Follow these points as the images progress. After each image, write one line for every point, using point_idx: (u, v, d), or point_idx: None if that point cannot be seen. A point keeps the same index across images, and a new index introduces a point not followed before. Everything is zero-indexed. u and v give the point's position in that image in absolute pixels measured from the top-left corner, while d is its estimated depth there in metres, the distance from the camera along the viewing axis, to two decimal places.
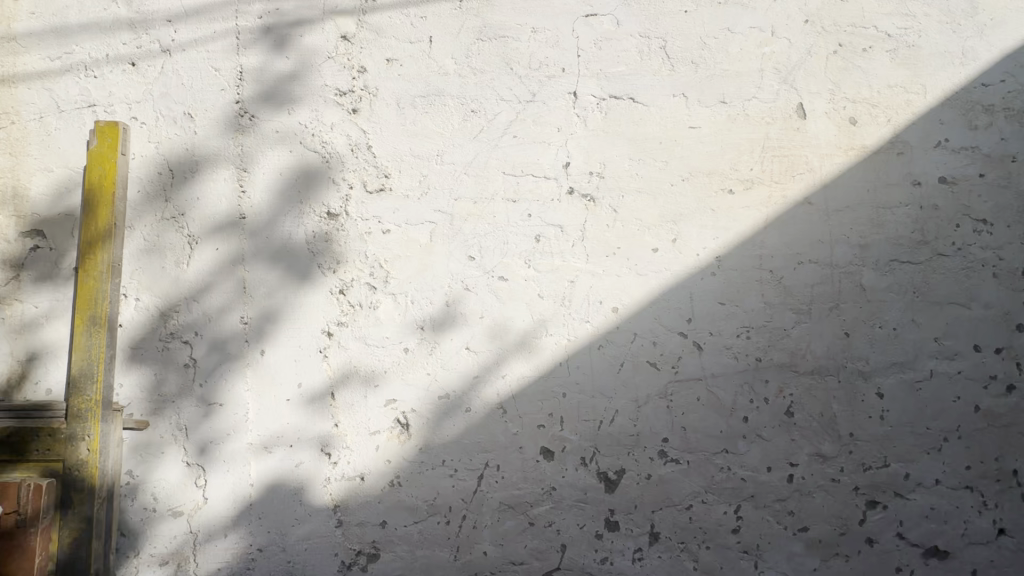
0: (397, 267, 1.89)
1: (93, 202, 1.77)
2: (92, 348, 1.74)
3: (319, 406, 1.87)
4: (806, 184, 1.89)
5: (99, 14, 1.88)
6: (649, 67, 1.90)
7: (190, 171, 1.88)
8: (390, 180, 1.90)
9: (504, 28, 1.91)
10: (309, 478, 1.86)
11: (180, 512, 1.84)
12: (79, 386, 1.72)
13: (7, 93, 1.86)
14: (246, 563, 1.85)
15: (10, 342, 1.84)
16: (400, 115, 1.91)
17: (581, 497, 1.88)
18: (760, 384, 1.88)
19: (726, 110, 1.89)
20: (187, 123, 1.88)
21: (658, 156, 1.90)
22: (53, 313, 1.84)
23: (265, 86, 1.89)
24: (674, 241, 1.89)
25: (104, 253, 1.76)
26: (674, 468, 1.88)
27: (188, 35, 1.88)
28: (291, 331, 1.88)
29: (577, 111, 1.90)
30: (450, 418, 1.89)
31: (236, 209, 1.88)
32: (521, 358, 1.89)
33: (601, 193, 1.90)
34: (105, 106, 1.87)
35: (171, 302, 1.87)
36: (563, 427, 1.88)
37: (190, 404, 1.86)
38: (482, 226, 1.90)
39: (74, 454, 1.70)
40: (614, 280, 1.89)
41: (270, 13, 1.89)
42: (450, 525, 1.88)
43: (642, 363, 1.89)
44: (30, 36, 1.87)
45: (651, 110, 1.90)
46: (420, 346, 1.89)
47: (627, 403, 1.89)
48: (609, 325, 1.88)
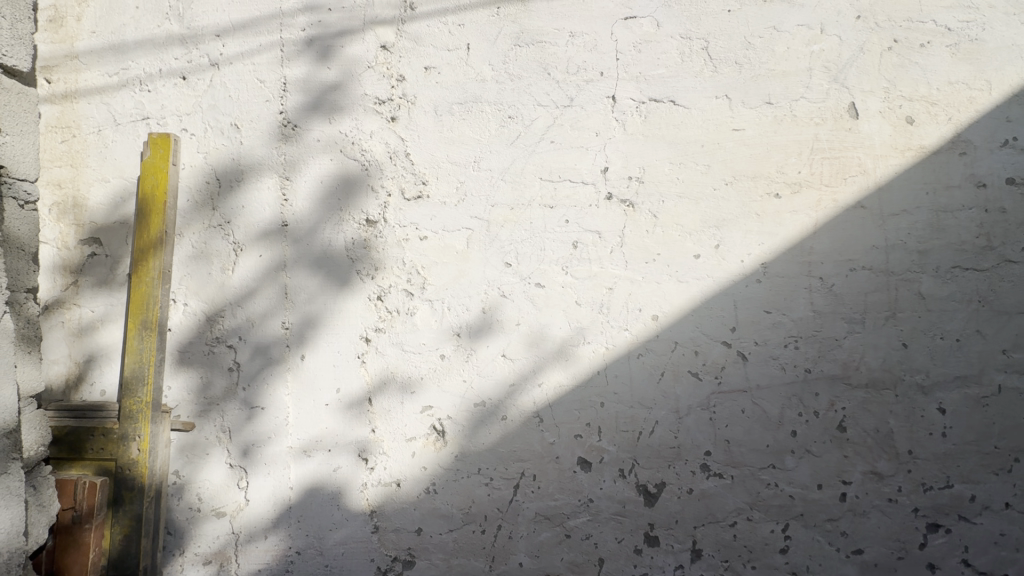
0: (434, 274, 1.90)
1: (146, 210, 1.84)
2: (143, 352, 1.81)
3: (357, 412, 1.89)
4: (859, 187, 1.80)
5: (153, 31, 1.96)
6: (690, 69, 1.85)
7: (236, 180, 1.93)
8: (427, 187, 1.91)
9: (541, 33, 1.89)
10: (346, 483, 1.88)
11: (223, 512, 1.89)
12: (131, 387, 1.79)
13: (69, 108, 1.97)
14: (285, 565, 1.88)
15: (68, 344, 1.92)
16: (438, 122, 1.91)
17: (620, 510, 1.83)
18: (810, 397, 1.79)
19: (772, 111, 1.82)
20: (233, 134, 1.94)
21: (700, 160, 1.84)
22: (108, 317, 1.92)
23: (307, 96, 1.93)
24: (716, 247, 1.83)
25: (156, 259, 1.83)
26: (717, 482, 1.81)
27: (235, 49, 1.95)
28: (331, 336, 1.90)
29: (616, 115, 1.87)
30: (486, 425, 1.87)
31: (279, 217, 1.92)
32: (559, 366, 1.86)
33: (640, 198, 1.85)
34: (158, 119, 1.95)
35: (217, 307, 1.92)
36: (601, 438, 1.84)
37: (233, 407, 1.90)
38: (518, 233, 1.88)
39: (126, 453, 1.76)
40: (654, 288, 1.84)
41: (312, 25, 1.93)
42: (485, 535, 1.86)
43: (683, 372, 1.83)
44: (90, 54, 1.96)
45: (693, 112, 1.85)
46: (457, 353, 1.88)
47: (667, 414, 1.83)
48: (648, 333, 1.84)
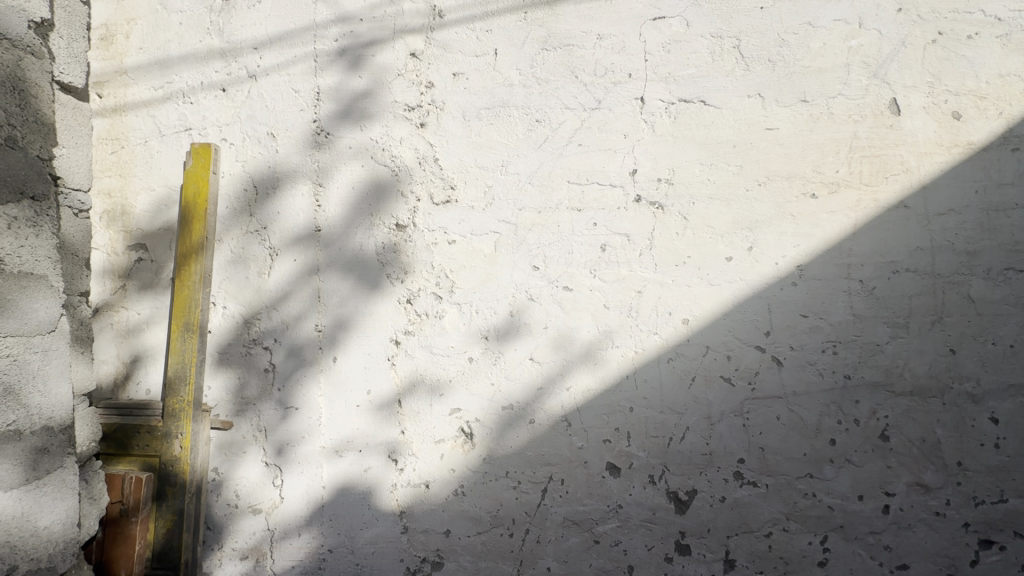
0: (462, 277, 1.91)
1: (189, 216, 1.92)
2: (185, 353, 1.89)
3: (387, 413, 1.92)
4: (901, 186, 1.73)
5: (195, 46, 2.05)
6: (721, 68, 1.82)
7: (272, 187, 2.00)
8: (455, 191, 1.93)
9: (568, 36, 1.89)
10: (377, 483, 1.91)
11: (259, 509, 1.94)
12: (174, 387, 1.87)
13: (119, 121, 2.07)
14: (318, 562, 1.92)
15: (117, 345, 2.02)
16: (466, 127, 1.94)
17: (649, 517, 1.80)
18: (849, 404, 1.73)
19: (808, 109, 1.77)
20: (270, 143, 2.01)
21: (732, 160, 1.80)
22: (153, 319, 2.01)
23: (339, 105, 1.98)
24: (749, 249, 1.78)
25: (197, 264, 1.91)
26: (751, 491, 1.76)
27: (271, 60, 2.01)
28: (362, 339, 1.94)
29: (645, 116, 1.85)
30: (514, 428, 1.87)
31: (313, 222, 1.98)
32: (587, 370, 1.85)
33: (670, 200, 1.83)
34: (200, 130, 2.03)
35: (254, 310, 1.98)
36: (630, 443, 1.82)
37: (269, 407, 1.96)
38: (546, 236, 1.88)
39: (169, 450, 1.84)
40: (685, 291, 1.81)
41: (345, 35, 1.98)
42: (513, 538, 1.86)
43: (715, 378, 1.79)
44: (138, 69, 2.07)
45: (724, 112, 1.81)
46: (485, 356, 1.89)
47: (698, 420, 1.79)
48: (679, 337, 1.80)
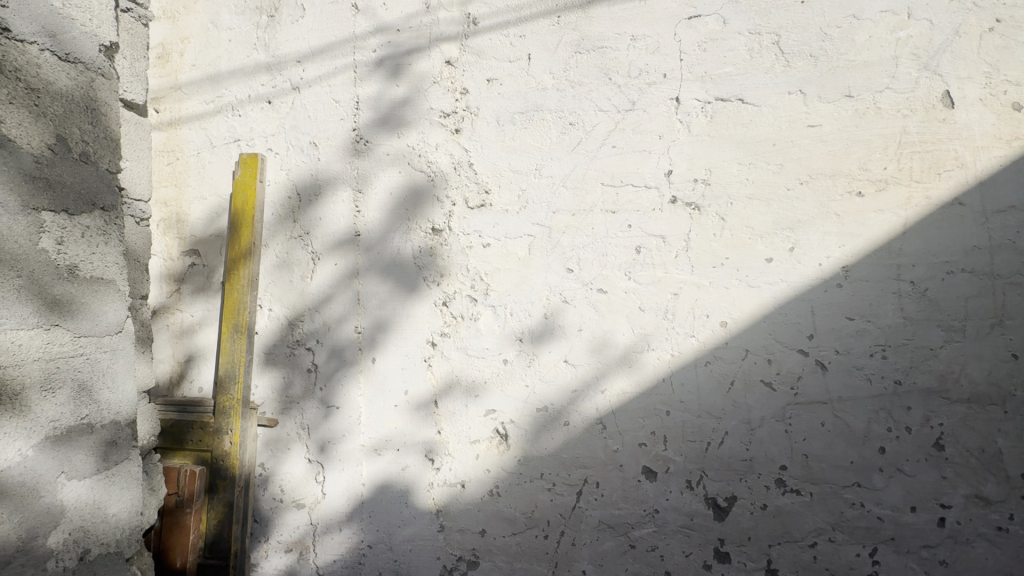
0: (497, 280, 1.94)
1: (238, 223, 2.02)
2: (235, 353, 1.98)
3: (424, 413, 1.96)
4: (956, 183, 1.65)
5: (243, 61, 2.15)
6: (760, 66, 1.78)
7: (314, 194, 2.08)
8: (490, 196, 1.96)
9: (602, 38, 1.89)
10: (414, 481, 1.95)
11: (302, 503, 2.02)
12: (225, 385, 1.97)
13: (174, 134, 2.20)
14: (358, 558, 1.98)
15: (173, 345, 2.15)
16: (500, 132, 1.96)
17: (687, 523, 1.77)
18: (900, 412, 1.65)
19: (852, 104, 1.71)
20: (312, 151, 2.09)
21: (772, 159, 1.76)
22: (205, 321, 2.13)
23: (378, 113, 2.04)
24: (791, 250, 1.73)
25: (246, 268, 2.00)
26: (794, 499, 1.71)
27: (314, 72, 2.10)
28: (400, 340, 1.99)
29: (680, 117, 1.83)
30: (548, 430, 1.88)
31: (353, 227, 2.05)
32: (622, 373, 1.84)
33: (707, 201, 1.80)
34: (248, 140, 2.14)
35: (298, 312, 2.07)
36: (666, 447, 1.80)
37: (312, 406, 2.04)
38: (580, 239, 1.88)
39: (220, 445, 1.93)
40: (723, 293, 1.78)
41: (383, 46, 2.05)
42: (548, 540, 1.86)
43: (755, 382, 1.75)
44: (191, 85, 2.19)
45: (763, 110, 1.78)
46: (519, 358, 1.91)
47: (738, 424, 1.75)
48: (716, 340, 1.77)
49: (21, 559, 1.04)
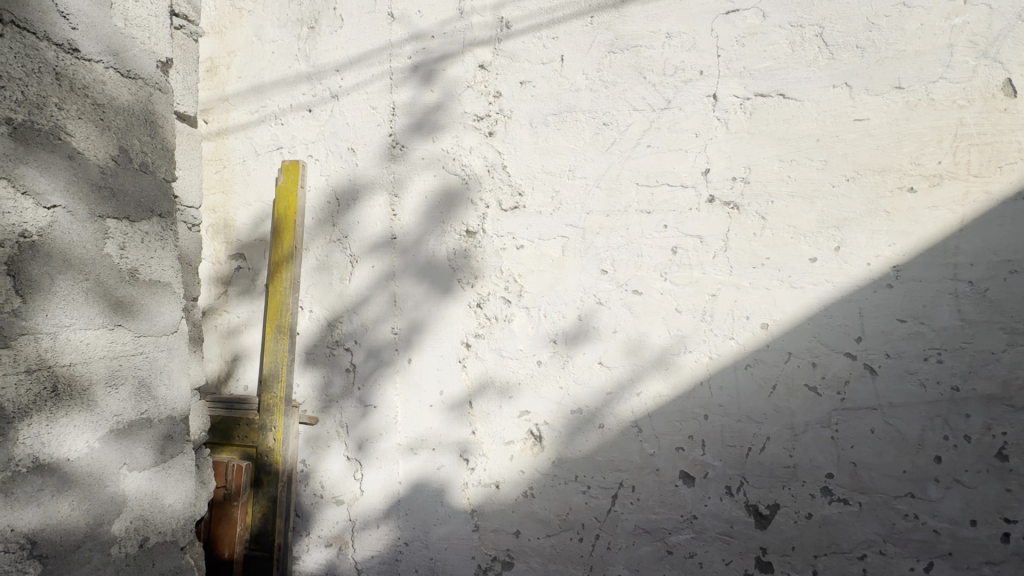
0: (531, 282, 1.94)
1: (281, 228, 2.10)
2: (278, 352, 2.06)
3: (459, 414, 1.98)
4: (1019, 176, 1.55)
5: (286, 72, 2.23)
6: (802, 59, 1.72)
7: (352, 199, 2.14)
8: (523, 198, 1.97)
9: (636, 37, 1.87)
10: (449, 481, 1.98)
11: (342, 500, 2.08)
12: (269, 384, 2.04)
13: (222, 143, 2.31)
14: (395, 555, 2.02)
15: (220, 345, 2.25)
16: (534, 134, 1.97)
17: (727, 530, 1.73)
18: (958, 419, 1.56)
19: (902, 96, 1.63)
20: (350, 157, 2.15)
21: (815, 156, 1.70)
22: (250, 322, 2.22)
23: (413, 118, 2.08)
24: (836, 249, 1.67)
25: (288, 271, 2.08)
26: (842, 509, 1.64)
27: (352, 80, 2.16)
28: (435, 341, 2.02)
29: (717, 114, 1.79)
30: (583, 432, 1.87)
31: (389, 230, 2.09)
32: (658, 375, 1.81)
33: (746, 200, 1.75)
34: (290, 148, 2.22)
35: (337, 314, 2.13)
36: (705, 452, 1.76)
37: (351, 405, 2.09)
38: (614, 240, 1.87)
39: (264, 441, 2.00)
40: (763, 294, 1.72)
41: (418, 52, 2.09)
42: (583, 543, 1.85)
43: (799, 386, 1.69)
44: (237, 96, 2.29)
45: (806, 104, 1.72)
46: (553, 359, 1.90)
47: (780, 430, 1.70)
48: (757, 342, 1.72)
49: (90, 544, 1.11)
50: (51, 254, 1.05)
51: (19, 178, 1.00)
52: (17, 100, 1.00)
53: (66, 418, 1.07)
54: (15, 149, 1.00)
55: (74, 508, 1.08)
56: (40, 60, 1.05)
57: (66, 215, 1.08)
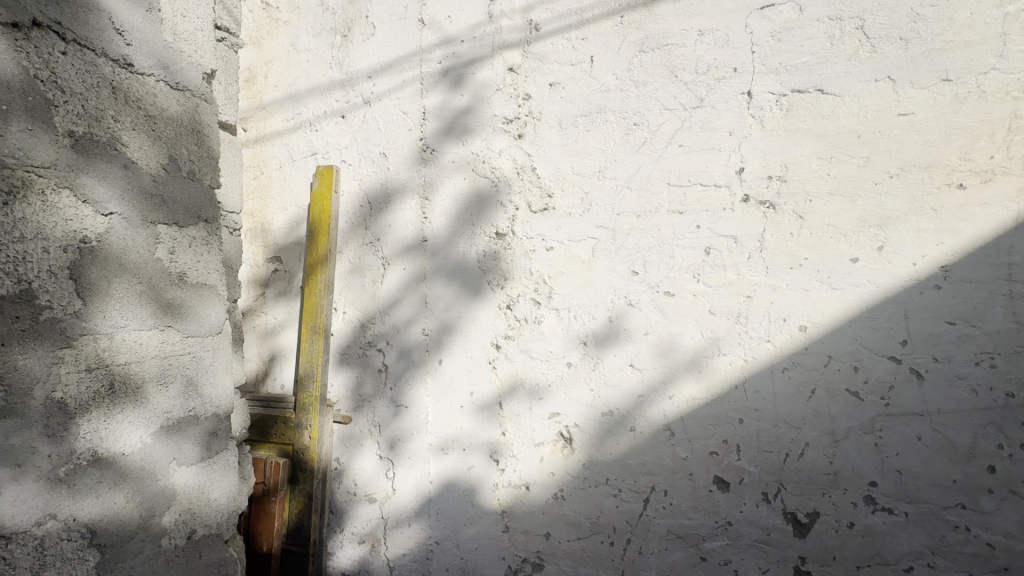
0: (560, 283, 1.94)
1: (315, 232, 2.16)
2: (314, 352, 2.11)
3: (489, 415, 1.99)
4: None
5: (320, 79, 2.30)
6: (842, 53, 1.67)
7: (384, 202, 2.18)
8: (553, 199, 1.97)
9: (667, 36, 1.85)
10: (479, 481, 1.99)
11: (374, 498, 2.12)
12: (304, 383, 2.10)
13: (259, 150, 2.38)
14: (426, 553, 2.05)
15: (258, 345, 2.32)
16: (563, 136, 1.97)
17: (763, 538, 1.69)
18: (1013, 427, 1.49)
19: (950, 89, 1.57)
20: (382, 161, 2.19)
21: (856, 153, 1.65)
22: (286, 323, 2.28)
23: (443, 122, 2.11)
24: (879, 249, 1.61)
25: (322, 273, 2.13)
26: (886, 519, 1.58)
27: (383, 86, 2.20)
28: (465, 342, 2.04)
29: (752, 111, 1.75)
30: (614, 435, 1.85)
31: (420, 233, 2.12)
32: (691, 378, 1.78)
33: (782, 199, 1.71)
34: (324, 154, 2.28)
35: (369, 315, 2.17)
36: (740, 457, 1.72)
37: (383, 405, 2.13)
38: (645, 240, 1.85)
39: (300, 439, 2.06)
40: (801, 295, 1.68)
41: (448, 57, 2.11)
42: (614, 547, 1.83)
43: (839, 391, 1.63)
44: (274, 104, 2.36)
45: (845, 100, 1.66)
46: (583, 361, 1.90)
47: (820, 435, 1.65)
48: (794, 345, 1.68)
49: (143, 535, 1.16)
50: (108, 259, 1.11)
51: (80, 188, 1.06)
52: (78, 114, 1.06)
53: (121, 414, 1.13)
54: (76, 159, 1.05)
55: (129, 500, 1.13)
56: (99, 76, 1.11)
57: (122, 221, 1.14)
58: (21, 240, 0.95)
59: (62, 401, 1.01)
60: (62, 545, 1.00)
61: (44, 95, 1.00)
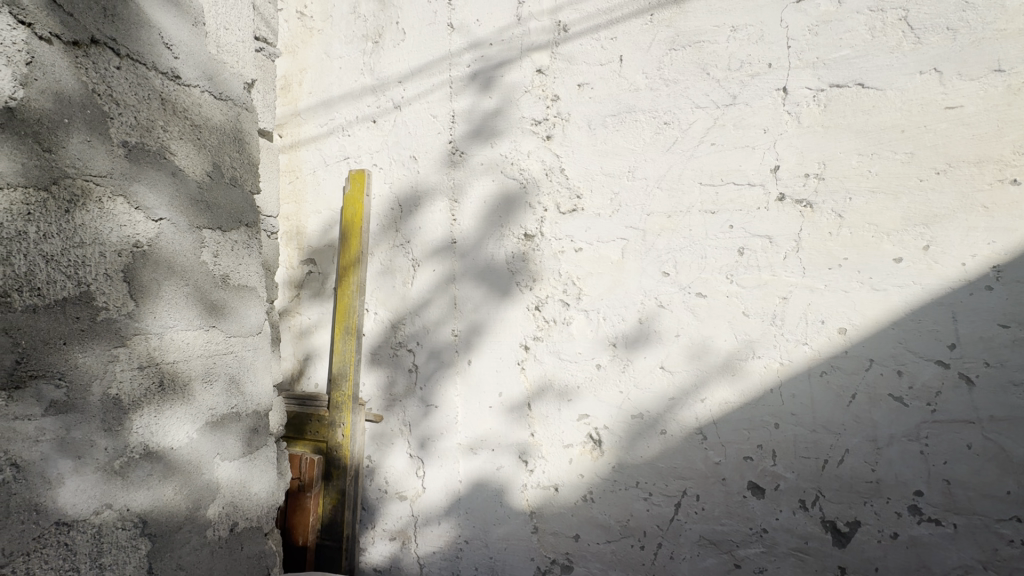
0: (589, 284, 1.94)
1: (348, 235, 2.21)
2: (346, 352, 2.17)
3: (518, 415, 2.00)
4: None
5: (352, 85, 2.35)
6: (884, 45, 1.61)
7: (414, 205, 2.21)
8: (582, 200, 1.96)
9: (698, 33, 1.82)
10: (508, 482, 2.00)
11: (405, 495, 2.15)
12: (337, 382, 2.15)
13: (295, 156, 2.46)
14: (455, 552, 2.07)
15: (294, 345, 2.39)
16: (592, 136, 1.96)
17: (801, 546, 1.64)
18: None
19: (1003, 80, 1.49)
20: (412, 165, 2.23)
21: (899, 148, 1.59)
22: (320, 323, 2.35)
23: (472, 125, 2.13)
24: (925, 248, 1.54)
25: (355, 275, 2.18)
26: (933, 530, 1.51)
27: (413, 91, 2.24)
28: (494, 343, 2.06)
29: (788, 107, 1.71)
30: (644, 438, 1.83)
31: (449, 235, 2.15)
32: (724, 381, 1.75)
33: (820, 197, 1.66)
34: (356, 158, 2.33)
35: (400, 316, 2.21)
36: (775, 463, 1.67)
37: (413, 404, 2.16)
38: (676, 241, 1.82)
39: (334, 437, 2.11)
40: (841, 297, 1.62)
41: (477, 60, 2.13)
42: (644, 551, 1.81)
43: (882, 396, 1.57)
44: (309, 111, 2.43)
45: (888, 94, 1.60)
46: (613, 363, 1.88)
47: (861, 442, 1.59)
48: (833, 348, 1.63)
49: (190, 526, 1.21)
50: (158, 262, 1.16)
51: (133, 195, 1.12)
52: (131, 125, 1.12)
53: (170, 410, 1.18)
54: (129, 168, 1.11)
55: (177, 492, 1.19)
56: (150, 89, 1.17)
57: (170, 227, 1.19)
58: (80, 246, 1.01)
59: (117, 397, 1.07)
60: (117, 534, 1.06)
61: (101, 108, 1.06)
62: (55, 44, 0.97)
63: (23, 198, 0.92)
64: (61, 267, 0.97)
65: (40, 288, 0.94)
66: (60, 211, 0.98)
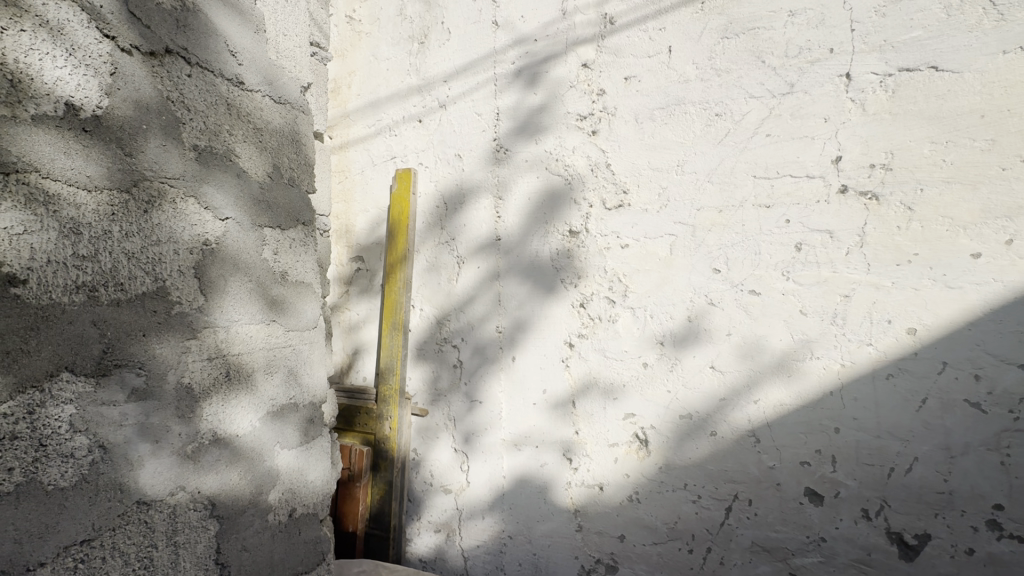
0: (636, 281, 1.90)
1: (395, 233, 2.26)
2: (393, 347, 2.21)
3: (562, 412, 1.99)
4: None
5: (399, 86, 2.40)
6: (961, 24, 1.49)
7: (459, 203, 2.24)
8: (629, 196, 1.93)
9: (753, 19, 1.75)
10: (552, 479, 2.00)
11: (449, 489, 2.19)
12: (384, 376, 2.21)
13: (344, 156, 2.53)
14: (499, 546, 2.08)
15: (343, 339, 2.47)
16: (639, 131, 1.92)
17: (863, 558, 1.56)
18: None
19: None
20: (457, 163, 2.25)
21: (978, 135, 1.47)
22: (368, 319, 2.42)
23: (517, 121, 2.13)
24: (1009, 243, 1.43)
25: (401, 272, 2.23)
26: (1015, 547, 1.40)
27: (458, 89, 2.26)
28: (538, 340, 2.06)
29: (852, 94, 1.61)
30: (693, 438, 1.79)
31: (493, 232, 2.16)
32: (779, 382, 1.68)
33: (887, 189, 1.56)
34: (403, 157, 2.38)
35: (445, 312, 2.24)
36: (835, 469, 1.59)
37: (458, 399, 2.20)
38: (728, 236, 1.76)
39: (381, 429, 2.17)
40: (909, 295, 1.53)
41: (521, 56, 2.13)
42: (693, 555, 1.77)
43: (956, 401, 1.47)
44: (357, 112, 2.50)
45: (965, 76, 1.49)
46: (660, 362, 1.84)
47: (931, 450, 1.49)
48: (901, 349, 1.53)
49: (253, 509, 1.28)
50: (225, 259, 1.23)
51: (202, 196, 1.18)
52: (200, 130, 1.19)
53: (235, 399, 1.25)
54: (199, 170, 1.18)
55: (242, 477, 1.25)
56: (217, 94, 1.23)
57: (235, 226, 1.26)
58: (157, 244, 1.08)
59: (189, 385, 1.13)
60: (190, 514, 1.12)
61: (175, 114, 1.13)
62: (135, 55, 1.04)
63: (108, 200, 0.99)
64: (141, 264, 1.04)
65: (123, 284, 1.01)
66: (140, 211, 1.05)
